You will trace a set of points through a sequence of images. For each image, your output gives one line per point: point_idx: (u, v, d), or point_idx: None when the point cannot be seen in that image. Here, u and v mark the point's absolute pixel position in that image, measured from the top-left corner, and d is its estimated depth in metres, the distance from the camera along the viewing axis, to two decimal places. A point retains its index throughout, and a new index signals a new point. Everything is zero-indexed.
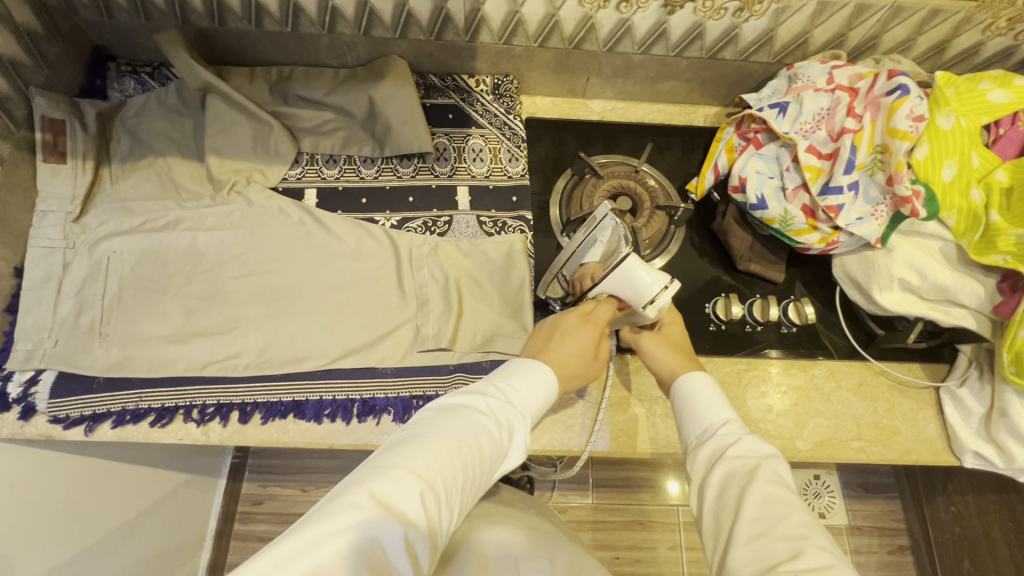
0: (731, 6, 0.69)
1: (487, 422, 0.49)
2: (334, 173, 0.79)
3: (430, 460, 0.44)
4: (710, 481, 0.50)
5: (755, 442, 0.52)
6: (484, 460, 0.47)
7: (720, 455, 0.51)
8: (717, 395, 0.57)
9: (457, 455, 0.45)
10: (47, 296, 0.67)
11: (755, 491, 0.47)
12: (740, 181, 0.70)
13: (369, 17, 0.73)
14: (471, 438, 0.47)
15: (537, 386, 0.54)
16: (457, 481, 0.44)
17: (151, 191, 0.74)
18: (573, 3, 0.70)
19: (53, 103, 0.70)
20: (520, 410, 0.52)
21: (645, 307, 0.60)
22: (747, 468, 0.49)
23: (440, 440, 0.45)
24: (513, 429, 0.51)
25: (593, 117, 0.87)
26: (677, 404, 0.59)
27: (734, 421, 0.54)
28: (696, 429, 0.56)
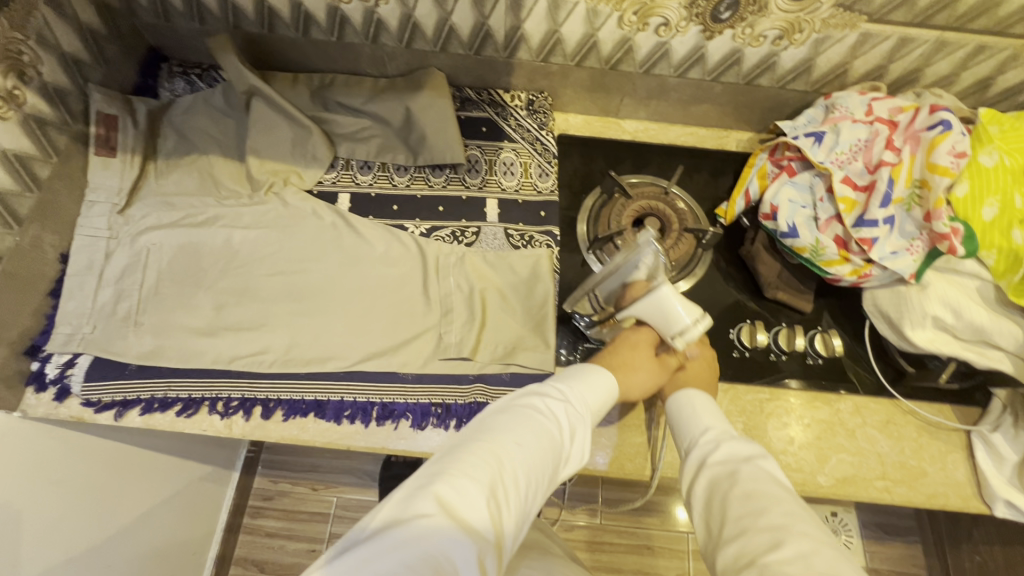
0: (772, 33, 0.69)
1: (547, 428, 0.49)
2: (367, 179, 0.80)
3: (495, 464, 0.43)
4: (698, 488, 0.52)
5: (734, 446, 0.53)
6: (545, 466, 0.47)
7: (703, 462, 0.53)
8: (701, 404, 0.59)
9: (521, 461, 0.45)
10: (88, 283, 0.70)
11: (736, 492, 0.48)
12: (771, 209, 0.70)
13: (412, 30, 0.75)
14: (533, 444, 0.47)
15: (591, 393, 0.55)
16: (521, 488, 0.44)
17: (191, 187, 0.77)
18: (612, 24, 0.71)
19: (109, 100, 0.73)
20: (577, 416, 0.53)
21: (673, 337, 0.61)
22: (727, 471, 0.51)
23: (505, 447, 0.45)
24: (571, 436, 0.51)
25: (625, 137, 0.87)
26: (669, 420, 0.61)
27: (716, 428, 0.56)
28: (685, 442, 0.57)
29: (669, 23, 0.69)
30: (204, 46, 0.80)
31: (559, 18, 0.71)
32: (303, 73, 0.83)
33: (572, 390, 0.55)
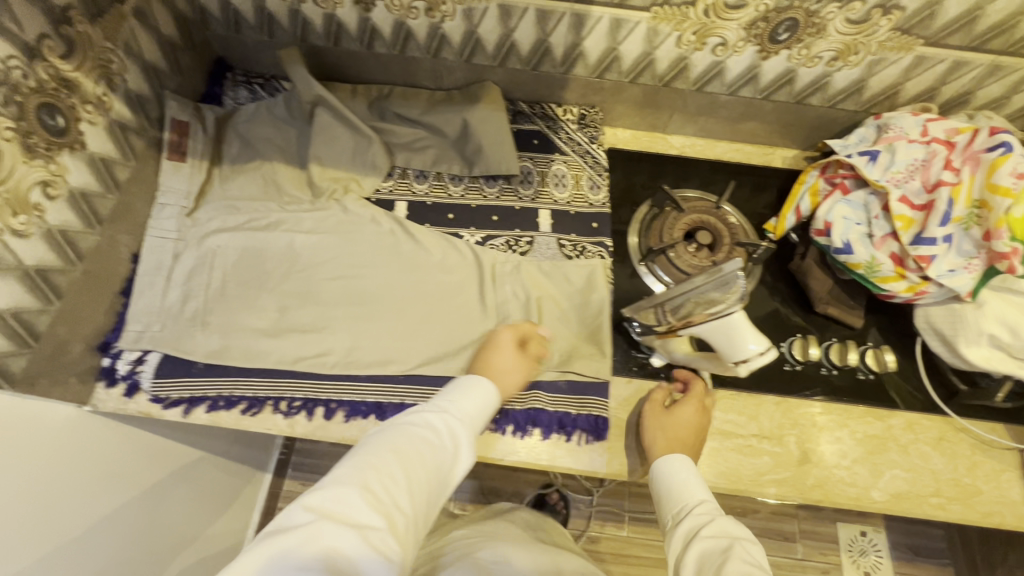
0: (827, 55, 0.71)
1: (423, 435, 0.54)
2: (423, 188, 0.82)
3: (383, 482, 0.48)
4: (689, 558, 0.52)
5: (726, 522, 0.54)
6: (435, 467, 0.53)
7: (696, 534, 0.53)
8: (692, 473, 0.61)
9: (409, 474, 0.50)
10: (157, 282, 0.72)
11: (730, 568, 0.48)
12: (825, 225, 0.71)
13: (474, 45, 0.77)
14: (411, 450, 0.52)
15: (467, 397, 0.60)
16: (413, 496, 0.50)
17: (256, 192, 0.79)
18: (671, 43, 0.73)
19: (182, 107, 0.77)
20: (454, 422, 0.58)
21: (735, 365, 0.56)
22: (721, 547, 0.51)
23: (378, 454, 0.51)
24: (453, 439, 0.56)
25: (672, 152, 0.89)
26: (652, 487, 0.62)
27: (710, 503, 0.57)
28: (675, 510, 0.58)
29: (726, 43, 0.72)
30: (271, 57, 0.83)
31: (619, 36, 0.73)
32: (361, 85, 0.86)
33: (443, 400, 0.59)
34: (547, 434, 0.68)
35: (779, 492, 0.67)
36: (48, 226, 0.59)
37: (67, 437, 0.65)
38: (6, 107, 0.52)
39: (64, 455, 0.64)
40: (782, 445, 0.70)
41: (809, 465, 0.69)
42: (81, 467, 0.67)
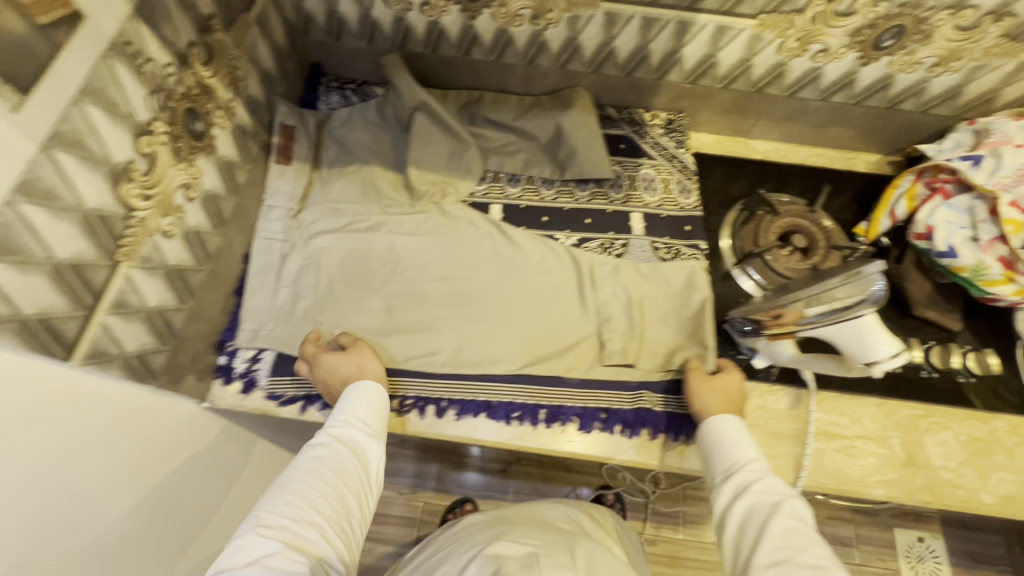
0: (929, 61, 0.72)
1: (318, 456, 0.59)
2: (516, 191, 0.84)
3: (286, 513, 0.53)
4: (737, 509, 0.56)
5: (774, 480, 0.58)
6: (338, 483, 0.58)
7: (746, 488, 0.58)
8: (742, 433, 0.63)
9: (313, 496, 0.55)
10: (267, 283, 0.73)
11: (774, 526, 0.53)
12: (927, 229, 0.73)
13: (572, 52, 0.79)
14: (303, 475, 0.56)
15: (361, 405, 0.64)
16: (322, 511, 0.54)
17: (355, 195, 0.80)
18: (772, 50, 0.74)
19: (290, 112, 0.80)
20: (352, 432, 0.62)
21: (868, 367, 0.56)
22: (771, 503, 0.55)
23: (275, 493, 0.55)
24: (352, 449, 0.61)
25: (756, 157, 0.90)
26: (701, 442, 0.64)
27: (759, 461, 0.60)
28: (724, 466, 0.60)
29: (828, 49, 0.73)
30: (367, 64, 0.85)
31: (720, 43, 0.74)
32: (452, 90, 0.88)
33: (337, 415, 0.64)
34: (655, 433, 0.70)
35: (887, 493, 0.68)
36: (185, 228, 0.61)
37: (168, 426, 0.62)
38: (162, 112, 0.54)
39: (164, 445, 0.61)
40: (887, 447, 0.70)
41: (916, 467, 0.69)
42: (178, 458, 0.63)
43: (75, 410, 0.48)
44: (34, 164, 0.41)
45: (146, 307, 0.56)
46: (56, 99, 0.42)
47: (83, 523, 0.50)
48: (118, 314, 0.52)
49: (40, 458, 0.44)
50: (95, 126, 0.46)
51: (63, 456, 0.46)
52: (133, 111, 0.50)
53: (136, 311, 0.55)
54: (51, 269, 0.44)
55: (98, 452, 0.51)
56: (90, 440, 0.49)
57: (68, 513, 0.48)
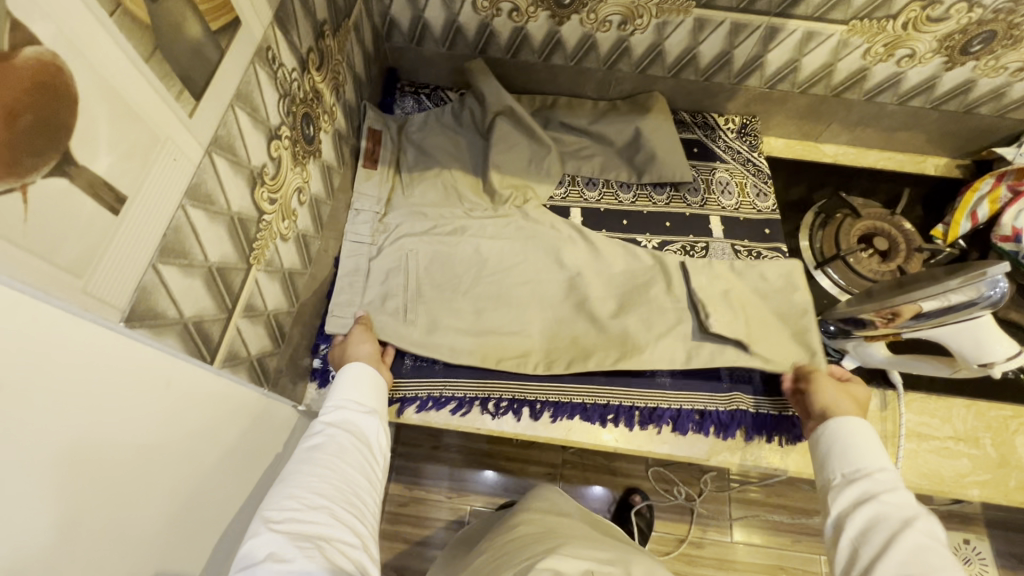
0: (1014, 66, 0.73)
1: (318, 442, 0.55)
2: (595, 196, 0.84)
3: (292, 506, 0.47)
4: (858, 514, 0.51)
5: (907, 495, 0.51)
6: (346, 463, 0.53)
7: (872, 496, 0.51)
8: (875, 442, 0.56)
9: (315, 480, 0.50)
10: (357, 282, 0.73)
11: (904, 536, 0.47)
12: (1013, 231, 0.74)
13: (654, 57, 0.80)
14: (305, 462, 0.52)
15: (350, 387, 0.61)
16: (327, 494, 0.50)
17: (437, 198, 0.81)
18: (857, 55, 0.75)
19: (378, 118, 0.82)
20: (347, 414, 0.59)
21: (986, 367, 0.57)
22: (900, 515, 0.49)
23: (280, 488, 0.49)
24: (351, 432, 0.57)
25: (827, 160, 0.91)
26: (822, 445, 0.59)
27: (891, 472, 0.54)
28: (849, 471, 0.55)
29: (914, 55, 0.73)
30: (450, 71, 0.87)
31: (806, 48, 0.75)
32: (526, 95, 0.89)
33: (329, 402, 0.60)
34: (750, 434, 0.70)
35: (984, 493, 0.68)
36: (296, 231, 0.61)
37: (270, 429, 0.60)
38: (287, 117, 0.55)
39: (268, 449, 0.59)
40: (979, 448, 0.70)
41: (1010, 468, 0.69)
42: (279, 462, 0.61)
43: (200, 408, 0.46)
44: (199, 169, 0.42)
45: (267, 309, 0.56)
46: (217, 104, 0.43)
47: (207, 526, 0.47)
48: (248, 318, 0.52)
49: (167, 439, 0.41)
50: (242, 131, 0.47)
51: (178, 449, 0.43)
52: (267, 115, 0.51)
53: (259, 314, 0.55)
54: (206, 273, 0.44)
55: (217, 452, 0.48)
56: (211, 438, 0.47)
57: (196, 514, 0.45)
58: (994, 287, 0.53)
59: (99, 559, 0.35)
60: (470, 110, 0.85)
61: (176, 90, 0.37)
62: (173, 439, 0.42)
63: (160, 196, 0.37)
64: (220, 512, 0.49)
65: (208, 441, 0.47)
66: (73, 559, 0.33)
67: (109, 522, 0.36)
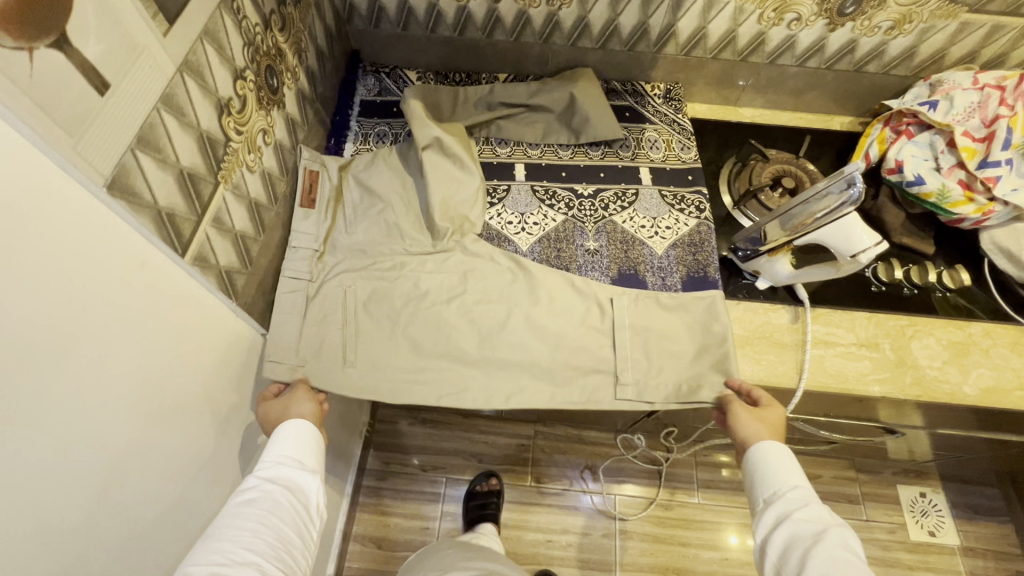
0: (885, 25, 0.85)
1: (253, 500, 0.57)
2: (537, 153, 0.94)
3: (219, 565, 0.50)
4: (778, 536, 0.58)
5: (820, 510, 0.59)
6: (282, 520, 0.57)
7: (788, 516, 0.59)
8: (789, 461, 0.64)
9: (244, 539, 0.53)
10: (293, 320, 0.74)
11: (819, 552, 0.54)
12: (896, 163, 0.84)
13: (582, 30, 0.91)
14: (236, 522, 0.54)
15: (291, 444, 0.62)
16: (256, 551, 0.53)
17: (379, 236, 0.82)
18: (754, 20, 0.87)
19: (313, 158, 0.83)
20: (286, 471, 0.61)
21: (851, 259, 0.67)
22: (814, 531, 0.57)
23: (209, 543, 0.52)
24: (286, 488, 0.60)
25: (745, 121, 1.02)
26: (745, 469, 0.67)
27: (803, 487, 0.62)
28: (769, 493, 0.63)
29: (800, 18, 0.86)
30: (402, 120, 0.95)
31: (709, 16, 0.87)
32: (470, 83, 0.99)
33: (267, 457, 0.61)
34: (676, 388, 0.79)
35: (883, 389, 0.76)
36: (262, 168, 0.70)
37: (230, 365, 0.67)
38: (252, 64, 0.64)
39: (225, 373, 0.66)
40: (879, 351, 0.79)
41: (905, 367, 0.78)
42: (228, 416, 0.67)
43: (167, 312, 0.54)
44: (171, 82, 0.51)
45: (234, 229, 0.64)
46: (187, 34, 0.52)
47: (162, 408, 0.54)
48: (216, 230, 0.60)
49: (130, 320, 0.49)
50: (209, 65, 0.56)
51: (141, 327, 0.50)
52: (233, 57, 0.60)
53: (228, 231, 0.63)
54: (177, 173, 0.53)
55: (177, 367, 0.56)
56: (166, 378, 0.54)
57: (156, 412, 0.53)
58: (853, 185, 0.62)
59: (74, 381, 0.43)
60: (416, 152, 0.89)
61: (152, 12, 0.47)
62: (130, 369, 0.49)
63: (135, 95, 0.46)
64: (169, 446, 0.56)
65: (163, 380, 0.54)
66: (55, 371, 0.41)
67: (90, 360, 0.45)
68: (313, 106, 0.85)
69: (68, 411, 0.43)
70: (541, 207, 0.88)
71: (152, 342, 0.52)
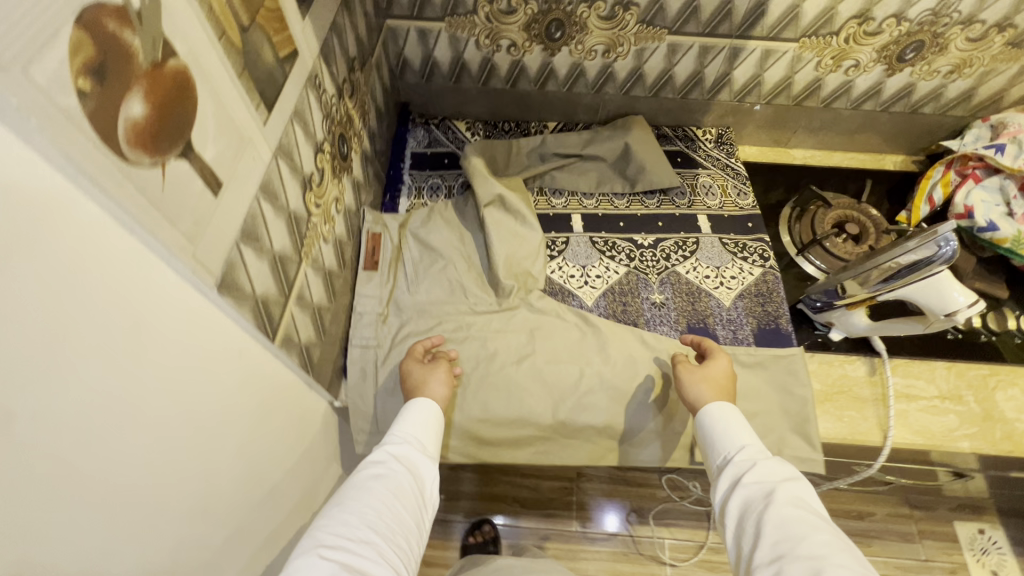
0: (945, 69, 0.85)
1: (376, 474, 0.55)
2: (593, 203, 0.93)
3: (344, 535, 0.48)
4: (732, 507, 0.54)
5: (770, 466, 0.56)
6: (399, 501, 0.54)
7: (738, 480, 0.56)
8: (734, 422, 0.61)
9: (369, 514, 0.51)
10: (367, 390, 0.74)
11: (770, 515, 0.50)
12: (966, 208, 0.84)
13: (636, 79, 0.91)
14: (360, 497, 0.52)
15: (417, 424, 0.63)
16: (377, 530, 0.50)
17: (442, 294, 0.81)
18: (811, 67, 0.87)
19: (375, 220, 0.83)
20: (408, 449, 0.60)
21: (944, 318, 0.66)
22: (763, 492, 0.53)
23: (332, 519, 0.50)
24: (407, 467, 0.58)
25: (797, 162, 1.02)
26: (701, 440, 0.64)
27: (751, 447, 0.58)
28: (721, 460, 0.60)
29: (859, 64, 0.85)
30: (455, 172, 0.94)
31: (766, 65, 0.87)
32: (521, 133, 0.99)
33: (394, 433, 0.61)
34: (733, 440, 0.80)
35: (974, 445, 0.73)
36: (335, 236, 0.69)
37: (303, 436, 0.65)
38: (328, 136, 0.64)
39: (300, 444, 0.64)
40: (963, 404, 0.76)
41: (993, 420, 0.75)
42: (300, 488, 0.65)
43: (257, 387, 0.52)
44: (268, 169, 0.50)
45: (313, 303, 0.63)
46: (281, 118, 0.51)
47: (246, 486, 0.52)
48: (299, 307, 0.59)
49: (228, 396, 0.47)
50: (297, 144, 0.55)
51: (236, 406, 0.48)
52: (314, 132, 0.60)
53: (307, 305, 0.62)
54: (271, 259, 0.51)
55: (260, 442, 0.54)
56: (253, 455, 0.52)
57: (241, 490, 0.51)
58: (946, 243, 0.61)
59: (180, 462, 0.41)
60: (473, 206, 0.88)
61: (256, 103, 0.46)
62: (222, 456, 0.47)
63: (242, 188, 0.45)
64: (248, 525, 0.53)
65: (251, 451, 0.52)
66: (165, 450, 0.39)
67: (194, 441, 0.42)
68: (372, 164, 0.85)
69: (174, 489, 0.41)
70: (603, 259, 0.87)
71: (245, 414, 0.50)
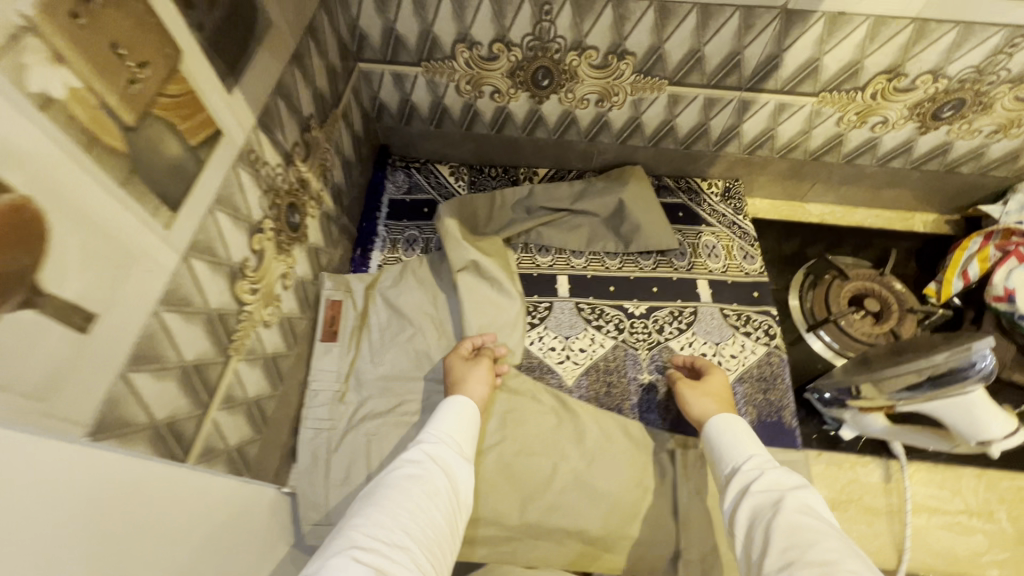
0: (988, 128, 0.75)
1: (413, 474, 0.51)
2: (582, 263, 0.85)
3: (377, 535, 0.45)
4: (740, 517, 0.49)
5: (780, 474, 0.51)
6: (434, 506, 0.50)
7: (746, 488, 0.51)
8: (743, 435, 0.58)
9: (403, 516, 0.47)
10: (317, 478, 0.66)
11: (778, 521, 0.46)
12: (1006, 291, 0.74)
13: (634, 129, 0.82)
14: (397, 496, 0.49)
15: (450, 421, 0.59)
16: (411, 534, 0.46)
17: (407, 367, 0.74)
18: (831, 122, 0.77)
19: (336, 286, 0.76)
20: (443, 448, 0.56)
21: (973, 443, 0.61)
22: (772, 500, 0.49)
23: (363, 519, 0.46)
24: (444, 469, 0.54)
25: (813, 220, 0.92)
26: (709, 453, 0.60)
27: (760, 457, 0.54)
28: (728, 468, 0.56)
29: (887, 121, 0.75)
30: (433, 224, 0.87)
31: (780, 118, 0.77)
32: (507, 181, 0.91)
33: (428, 432, 0.58)
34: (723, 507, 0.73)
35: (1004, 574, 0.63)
36: (281, 315, 0.62)
37: (266, 543, 0.58)
38: (270, 211, 0.57)
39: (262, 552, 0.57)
40: (994, 523, 0.67)
41: None
42: None
43: (192, 506, 0.45)
44: (176, 275, 0.43)
45: (247, 398, 0.57)
46: (196, 212, 0.45)
47: None
48: (226, 410, 0.52)
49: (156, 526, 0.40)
50: (222, 234, 0.49)
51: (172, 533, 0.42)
52: (249, 212, 0.53)
53: (239, 404, 0.55)
54: (180, 373, 0.45)
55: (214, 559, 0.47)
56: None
57: None
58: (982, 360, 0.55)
59: None
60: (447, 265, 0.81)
61: (153, 208, 0.39)
62: None
63: (132, 310, 0.38)
64: None
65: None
66: None
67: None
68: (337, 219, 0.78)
69: None
70: (588, 329, 0.79)
71: (186, 538, 0.43)
